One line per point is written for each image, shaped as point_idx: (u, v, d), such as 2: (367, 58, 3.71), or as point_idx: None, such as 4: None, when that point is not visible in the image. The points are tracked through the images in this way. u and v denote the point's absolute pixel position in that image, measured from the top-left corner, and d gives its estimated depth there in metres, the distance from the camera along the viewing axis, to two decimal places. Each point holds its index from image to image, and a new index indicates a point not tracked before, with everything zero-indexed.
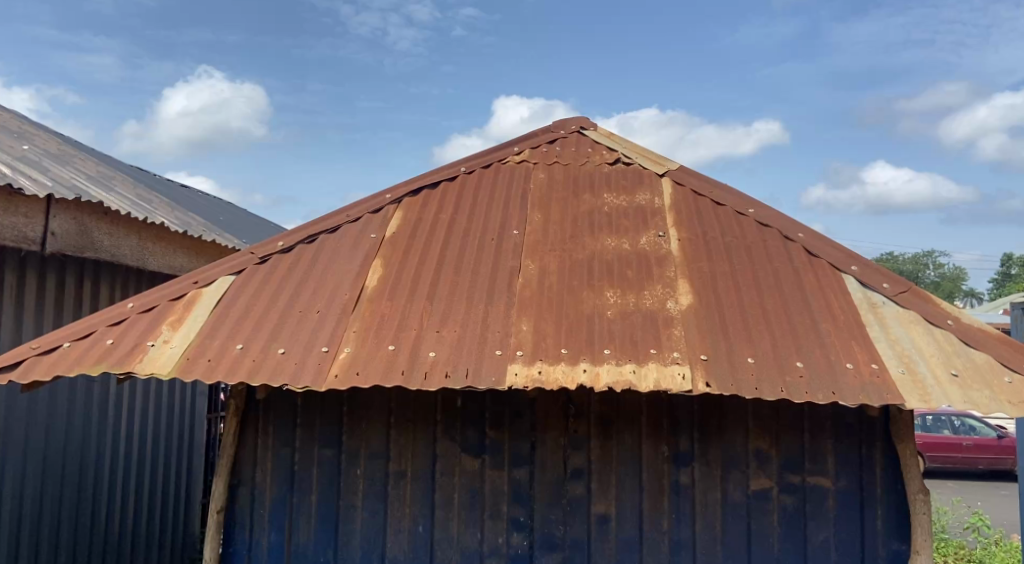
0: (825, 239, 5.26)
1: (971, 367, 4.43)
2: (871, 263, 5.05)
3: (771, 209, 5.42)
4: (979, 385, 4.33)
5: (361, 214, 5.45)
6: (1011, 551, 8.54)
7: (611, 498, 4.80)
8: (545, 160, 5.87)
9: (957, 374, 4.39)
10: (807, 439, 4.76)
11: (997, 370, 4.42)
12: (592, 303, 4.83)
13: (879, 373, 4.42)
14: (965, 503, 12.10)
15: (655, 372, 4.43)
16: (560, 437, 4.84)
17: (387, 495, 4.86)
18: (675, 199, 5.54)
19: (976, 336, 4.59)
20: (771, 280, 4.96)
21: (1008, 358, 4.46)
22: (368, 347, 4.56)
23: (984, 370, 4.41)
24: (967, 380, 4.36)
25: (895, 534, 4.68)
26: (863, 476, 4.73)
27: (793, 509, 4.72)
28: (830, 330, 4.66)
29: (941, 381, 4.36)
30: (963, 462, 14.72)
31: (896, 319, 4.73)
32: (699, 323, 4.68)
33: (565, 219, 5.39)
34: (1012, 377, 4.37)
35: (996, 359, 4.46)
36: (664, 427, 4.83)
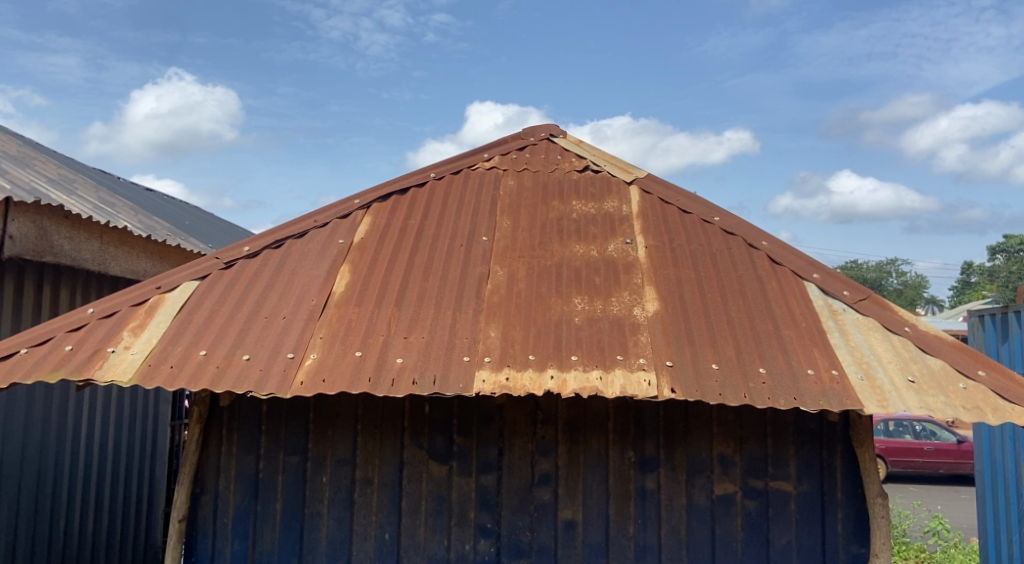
0: (788, 247, 5.34)
1: (927, 373, 4.51)
2: (833, 271, 5.13)
3: (736, 217, 5.49)
4: (935, 391, 4.41)
5: (329, 219, 5.45)
6: (969, 554, 8.68)
7: (578, 504, 4.82)
8: (514, 167, 5.90)
9: (913, 380, 4.46)
10: (770, 444, 4.81)
11: (952, 376, 4.49)
12: (559, 309, 4.86)
13: (839, 379, 4.49)
14: (925, 507, 12.28)
15: (621, 378, 4.47)
16: (527, 443, 4.86)
17: (353, 503, 4.85)
18: (642, 206, 5.59)
19: (932, 343, 4.67)
20: (735, 287, 5.02)
21: (962, 364, 4.54)
22: (334, 353, 4.56)
23: (940, 376, 4.49)
24: (923, 386, 4.43)
25: (856, 538, 4.75)
26: (825, 481, 4.79)
27: (756, 513, 4.78)
28: (792, 336, 4.73)
29: (899, 387, 4.43)
30: (924, 467, 14.91)
31: (855, 326, 4.81)
32: (665, 329, 4.72)
33: (533, 226, 5.42)
34: (966, 383, 4.45)
35: (951, 365, 4.54)
36: (630, 433, 4.86)
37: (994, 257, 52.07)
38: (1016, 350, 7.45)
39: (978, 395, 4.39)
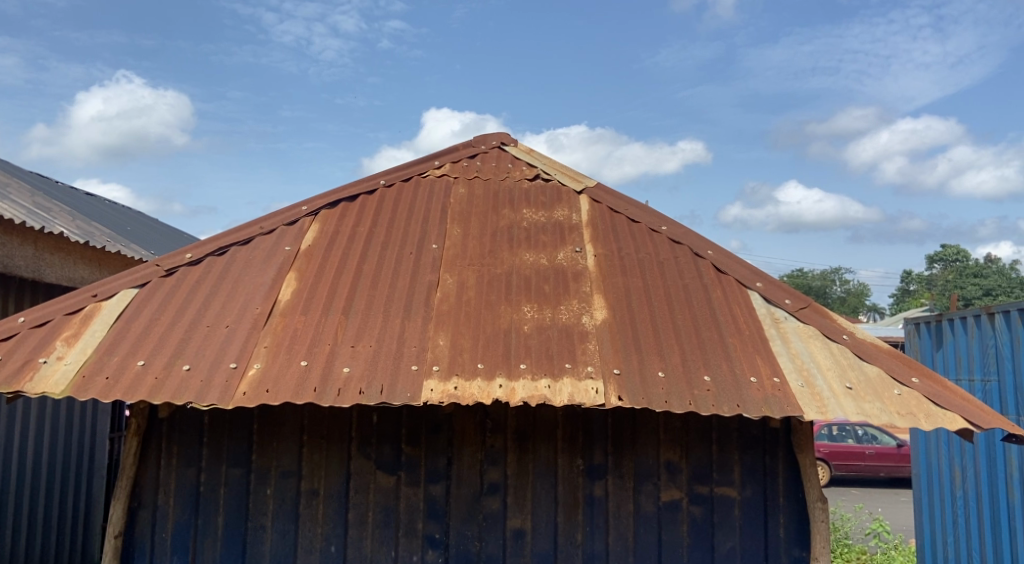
0: (733, 256, 5.40)
1: (864, 380, 4.59)
2: (775, 280, 5.20)
3: (683, 227, 5.54)
4: (871, 397, 4.49)
5: (276, 226, 5.40)
6: (904, 558, 8.84)
7: (527, 513, 4.82)
8: (465, 174, 5.90)
9: (851, 387, 4.54)
10: (714, 450, 4.87)
11: (888, 383, 4.58)
12: (509, 317, 4.86)
13: (780, 386, 4.55)
14: (865, 509, 12.55)
15: (569, 387, 4.48)
16: (477, 452, 4.86)
17: (299, 515, 4.80)
18: (592, 215, 5.62)
19: (869, 350, 4.75)
20: (682, 296, 5.07)
21: (897, 371, 4.63)
22: (279, 362, 4.51)
23: (876, 383, 4.58)
24: (860, 392, 4.51)
25: (797, 542, 4.81)
26: (768, 486, 4.85)
27: (701, 519, 4.82)
28: (736, 344, 4.78)
29: (837, 393, 4.51)
30: (865, 470, 15.17)
31: (796, 334, 4.89)
32: (613, 337, 4.75)
33: (483, 234, 5.42)
34: (901, 389, 4.54)
35: (887, 372, 4.63)
36: (578, 442, 4.88)
37: (930, 268, 53.43)
38: (949, 356, 7.64)
39: (912, 401, 4.48)
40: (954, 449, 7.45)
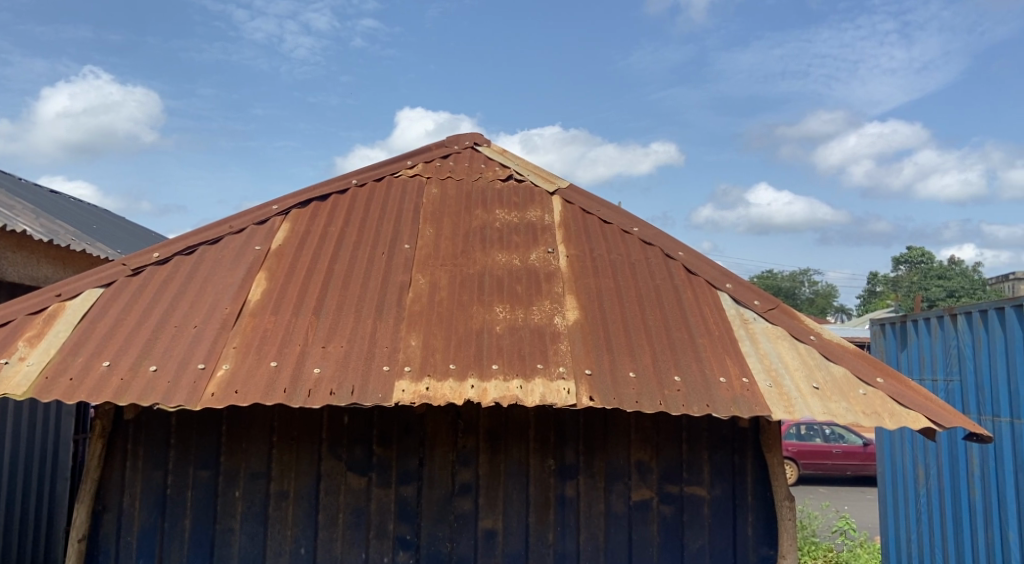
0: (704, 257, 5.44)
1: (831, 380, 4.63)
2: (745, 281, 5.24)
3: (654, 228, 5.57)
4: (837, 397, 4.53)
5: (246, 225, 5.36)
6: (865, 559, 8.86)
7: (498, 513, 4.82)
8: (438, 174, 5.89)
9: (818, 387, 4.58)
10: (685, 449, 4.89)
11: (854, 383, 4.62)
12: (481, 318, 4.86)
13: (749, 386, 4.58)
14: (832, 508, 12.68)
15: (541, 387, 4.49)
16: (448, 453, 4.85)
17: (268, 517, 4.78)
18: (565, 216, 5.63)
19: (835, 350, 4.80)
20: (653, 296, 5.10)
21: (863, 371, 4.68)
22: (248, 363, 4.49)
23: (842, 383, 4.62)
24: (826, 392, 4.56)
25: (765, 540, 4.85)
26: (737, 485, 4.88)
27: (671, 518, 4.85)
28: (705, 345, 4.81)
29: (804, 393, 4.55)
30: (832, 469, 15.31)
31: (765, 334, 4.92)
32: (585, 338, 4.77)
33: (456, 234, 5.42)
34: (866, 389, 4.59)
35: (853, 372, 4.68)
36: (550, 442, 4.88)
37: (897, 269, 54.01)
38: (913, 357, 7.74)
39: (877, 401, 4.53)
40: (918, 447, 7.54)
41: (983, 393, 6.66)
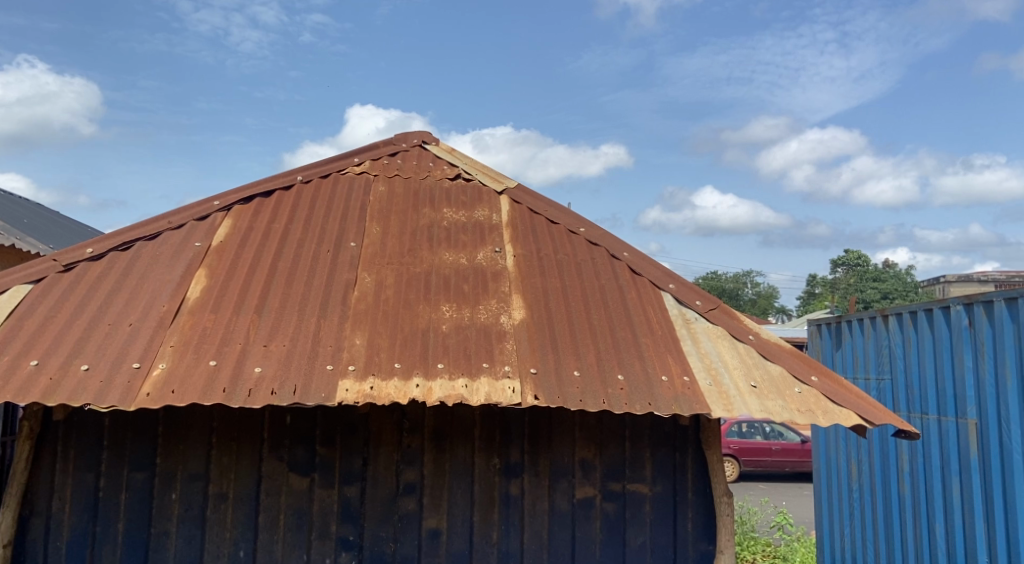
0: (648, 258, 5.49)
1: (768, 378, 4.70)
2: (687, 281, 5.30)
3: (600, 229, 5.61)
4: (774, 396, 4.60)
5: (185, 221, 5.28)
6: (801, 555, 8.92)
7: (443, 512, 4.81)
8: (385, 172, 5.85)
9: (755, 385, 4.65)
10: (627, 447, 4.93)
11: (789, 381, 4.70)
12: (427, 317, 4.85)
13: (690, 385, 4.63)
14: (770, 504, 12.89)
15: (486, 386, 4.49)
16: (393, 452, 4.83)
17: (205, 520, 4.71)
18: (513, 216, 5.64)
19: (772, 349, 4.88)
20: (598, 296, 5.13)
21: (798, 370, 4.76)
22: (185, 362, 4.42)
23: (778, 381, 4.69)
24: (764, 391, 4.62)
25: (704, 535, 4.90)
26: (677, 482, 4.93)
27: (613, 515, 4.88)
28: (648, 344, 4.85)
29: (742, 392, 4.61)
30: (772, 465, 15.54)
31: (705, 334, 4.98)
32: (531, 337, 4.78)
33: (402, 232, 5.39)
34: (801, 387, 4.66)
35: (789, 371, 4.75)
36: (496, 440, 4.89)
37: None
38: (848, 356, 7.90)
39: (811, 399, 4.61)
40: (850, 443, 7.71)
41: (912, 391, 6.81)
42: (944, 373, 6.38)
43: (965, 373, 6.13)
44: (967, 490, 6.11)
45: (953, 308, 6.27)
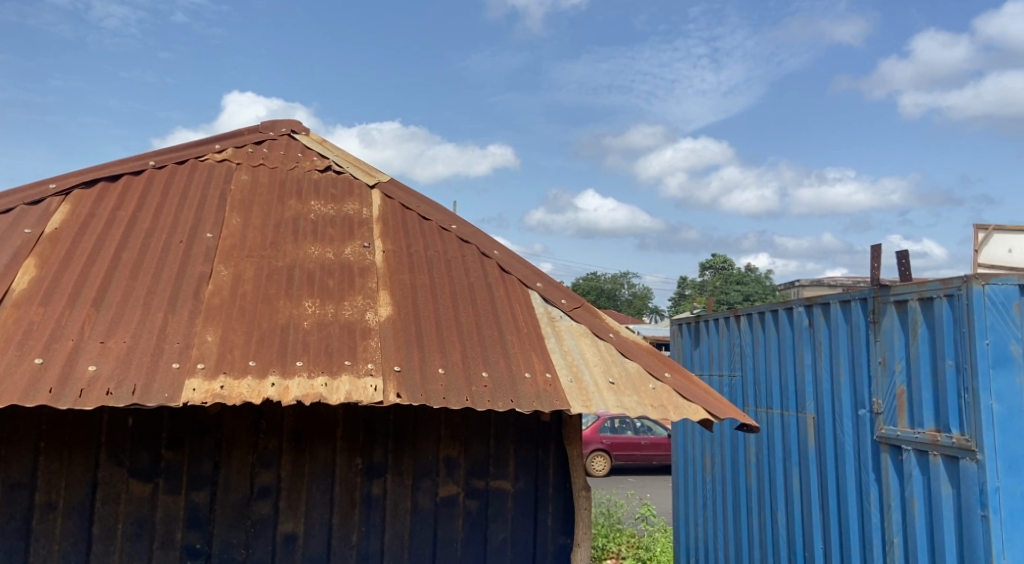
0: (518, 258, 5.37)
1: (625, 375, 4.65)
2: (555, 281, 5.20)
3: (472, 226, 5.46)
4: (631, 392, 4.55)
5: (13, 205, 4.88)
6: (663, 545, 9.27)
7: (299, 516, 4.57)
8: (249, 161, 5.54)
9: (613, 381, 4.59)
10: (492, 445, 4.79)
11: (644, 377, 4.66)
12: (287, 312, 4.59)
13: (552, 382, 4.53)
14: (636, 496, 13.08)
15: (346, 384, 4.27)
16: (246, 455, 4.55)
17: (31, 531, 4.32)
18: (384, 211, 5.42)
19: (630, 347, 4.83)
20: (467, 294, 4.97)
21: (653, 367, 4.72)
22: (8, 359, 4.04)
23: (635, 378, 4.64)
24: (621, 387, 4.56)
25: (562, 529, 4.82)
26: (539, 478, 4.83)
27: (476, 512, 4.74)
28: (514, 341, 4.73)
29: (601, 388, 4.54)
30: (640, 459, 15.79)
31: (569, 332, 4.90)
32: (396, 334, 4.58)
33: (265, 224, 5.09)
34: (655, 383, 4.63)
35: (645, 367, 4.71)
36: (358, 440, 4.67)
37: None
38: (707, 354, 8.15)
39: (664, 394, 4.58)
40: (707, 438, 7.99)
41: (760, 388, 7.05)
42: (786, 371, 6.60)
43: (805, 372, 6.30)
44: (804, 480, 6.25)
45: (795, 309, 6.44)
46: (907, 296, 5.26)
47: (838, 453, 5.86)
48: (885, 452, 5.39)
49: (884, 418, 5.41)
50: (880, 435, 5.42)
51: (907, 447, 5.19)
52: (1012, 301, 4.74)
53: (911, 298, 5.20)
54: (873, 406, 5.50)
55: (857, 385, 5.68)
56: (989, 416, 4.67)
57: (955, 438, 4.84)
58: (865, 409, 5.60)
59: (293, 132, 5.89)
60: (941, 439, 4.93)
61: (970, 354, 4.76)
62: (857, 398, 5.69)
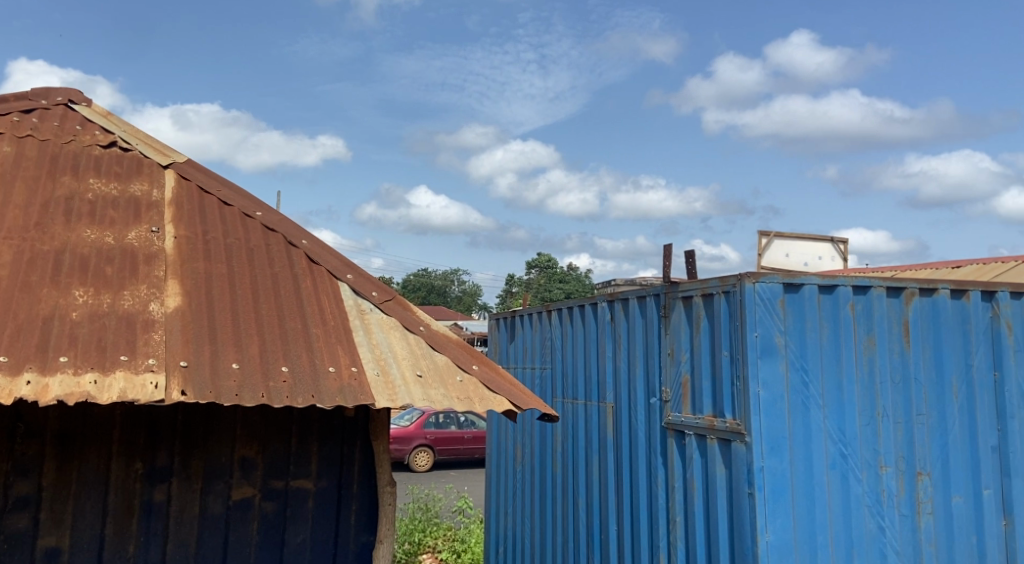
0: (327, 248, 4.99)
1: (433, 368, 4.40)
2: (366, 273, 4.86)
3: (278, 214, 5.02)
4: (438, 385, 4.30)
5: None
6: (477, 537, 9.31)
7: (65, 529, 4.10)
8: (15, 131, 4.87)
9: (421, 374, 4.33)
10: (293, 443, 4.45)
11: (452, 370, 4.42)
12: (53, 302, 4.04)
13: (357, 376, 4.20)
14: (455, 490, 12.90)
15: (121, 381, 3.81)
16: (2, 463, 4.04)
17: None
18: (177, 194, 4.89)
19: (440, 340, 4.58)
20: (269, 284, 4.55)
21: (461, 359, 4.49)
22: None
23: (442, 370, 4.40)
24: (429, 380, 4.31)
25: (366, 527, 4.51)
26: (343, 476, 4.51)
27: (272, 515, 4.38)
28: (319, 335, 4.35)
29: (408, 381, 4.27)
30: (463, 453, 15.62)
31: (378, 325, 4.58)
32: (185, 327, 4.12)
33: (32, 204, 4.49)
34: (462, 375, 4.40)
35: (454, 360, 4.47)
36: (138, 442, 4.22)
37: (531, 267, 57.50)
38: (521, 349, 8.06)
39: (471, 387, 4.36)
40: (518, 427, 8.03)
41: (568, 379, 7.06)
42: (591, 362, 6.68)
43: (606, 363, 6.42)
44: (602, 466, 6.40)
45: (599, 304, 6.53)
46: (692, 292, 5.46)
47: (633, 440, 6.01)
48: (671, 437, 5.59)
49: (671, 405, 5.60)
50: (667, 421, 5.62)
51: (690, 432, 5.40)
52: (778, 298, 5.03)
53: (696, 295, 5.40)
54: (662, 394, 5.68)
55: (649, 374, 5.86)
56: (757, 401, 4.89)
57: (729, 422, 5.04)
58: (655, 397, 5.77)
59: (72, 101, 5.26)
60: (718, 424, 5.13)
61: (741, 345, 4.98)
62: (648, 387, 5.86)
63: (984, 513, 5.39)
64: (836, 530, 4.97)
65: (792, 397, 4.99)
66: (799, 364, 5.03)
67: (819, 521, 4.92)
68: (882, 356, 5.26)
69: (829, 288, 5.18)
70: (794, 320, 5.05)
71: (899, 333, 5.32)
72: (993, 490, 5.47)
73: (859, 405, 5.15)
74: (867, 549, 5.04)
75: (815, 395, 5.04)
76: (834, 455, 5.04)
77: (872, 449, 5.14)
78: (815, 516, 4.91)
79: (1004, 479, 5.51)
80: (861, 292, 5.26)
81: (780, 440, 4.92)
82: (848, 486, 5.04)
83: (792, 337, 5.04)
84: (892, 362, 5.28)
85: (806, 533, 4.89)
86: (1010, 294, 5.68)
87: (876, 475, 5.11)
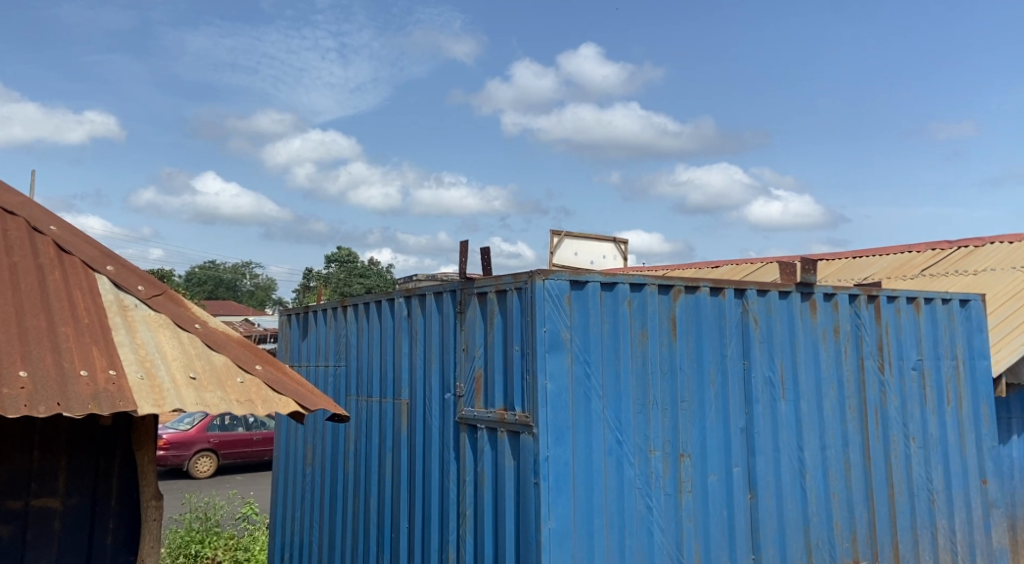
0: (81, 234, 4.46)
1: (208, 368, 4.08)
2: (129, 264, 4.38)
3: (20, 195, 4.44)
4: (213, 387, 4.00)
5: None
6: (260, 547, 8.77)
7: None
8: None
9: (194, 376, 4.00)
10: (35, 459, 4.32)
11: (231, 370, 4.13)
12: None
13: (116, 379, 3.82)
14: (239, 496, 12.06)
15: None
16: None
17: None
18: None
19: (218, 339, 4.25)
20: (6, 277, 4.03)
21: (241, 358, 4.21)
22: None
23: (219, 371, 4.09)
24: (203, 382, 3.99)
25: (125, 547, 4.43)
26: (95, 493, 4.42)
27: (10, 537, 4.25)
28: (69, 334, 3.92)
29: (178, 383, 3.94)
30: (251, 457, 14.68)
31: (144, 321, 4.16)
32: None
33: None
34: (243, 376, 4.12)
35: (232, 359, 4.18)
36: None
37: None
38: (314, 346, 7.46)
39: (252, 388, 4.09)
40: (308, 426, 7.43)
41: (363, 375, 6.61)
42: (387, 357, 6.28)
43: (402, 359, 6.08)
44: (395, 465, 6.05)
45: (396, 300, 6.18)
46: (485, 289, 5.39)
47: (427, 435, 5.77)
48: (463, 432, 5.45)
49: (465, 400, 5.47)
50: (461, 415, 5.47)
51: (481, 427, 5.30)
52: (564, 294, 5.09)
53: (489, 291, 5.34)
54: (456, 389, 5.53)
55: (444, 369, 5.68)
56: (545, 393, 4.92)
57: (519, 414, 5.04)
58: (451, 392, 5.60)
59: None
60: (508, 416, 5.11)
61: (531, 339, 5.02)
62: (443, 382, 5.68)
63: (735, 491, 5.58)
64: (610, 512, 5.09)
65: (576, 388, 5.08)
66: (582, 357, 5.11)
67: (596, 505, 5.03)
68: (653, 350, 5.40)
69: (609, 285, 5.28)
70: (579, 316, 5.13)
71: (667, 328, 5.48)
72: (741, 468, 5.64)
73: (632, 393, 5.28)
74: (636, 530, 5.17)
75: (596, 386, 5.14)
76: (610, 442, 5.16)
77: (643, 435, 5.29)
78: (593, 500, 5.02)
79: (750, 458, 5.69)
80: (637, 290, 5.39)
81: (564, 430, 4.98)
82: (622, 471, 5.17)
83: (577, 332, 5.11)
84: (661, 354, 5.43)
85: (584, 517, 4.98)
86: (756, 291, 5.86)
87: (645, 459, 5.27)
